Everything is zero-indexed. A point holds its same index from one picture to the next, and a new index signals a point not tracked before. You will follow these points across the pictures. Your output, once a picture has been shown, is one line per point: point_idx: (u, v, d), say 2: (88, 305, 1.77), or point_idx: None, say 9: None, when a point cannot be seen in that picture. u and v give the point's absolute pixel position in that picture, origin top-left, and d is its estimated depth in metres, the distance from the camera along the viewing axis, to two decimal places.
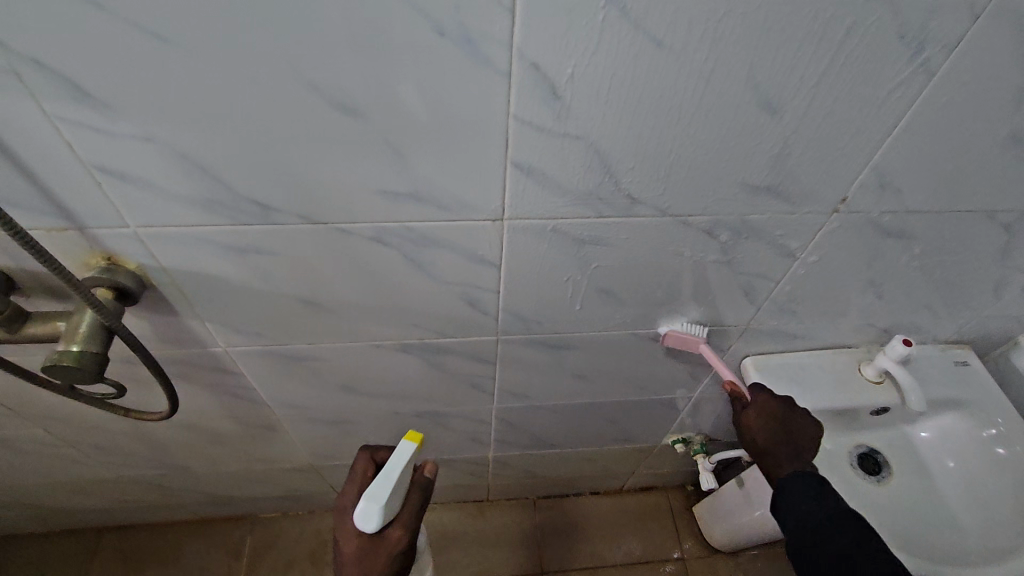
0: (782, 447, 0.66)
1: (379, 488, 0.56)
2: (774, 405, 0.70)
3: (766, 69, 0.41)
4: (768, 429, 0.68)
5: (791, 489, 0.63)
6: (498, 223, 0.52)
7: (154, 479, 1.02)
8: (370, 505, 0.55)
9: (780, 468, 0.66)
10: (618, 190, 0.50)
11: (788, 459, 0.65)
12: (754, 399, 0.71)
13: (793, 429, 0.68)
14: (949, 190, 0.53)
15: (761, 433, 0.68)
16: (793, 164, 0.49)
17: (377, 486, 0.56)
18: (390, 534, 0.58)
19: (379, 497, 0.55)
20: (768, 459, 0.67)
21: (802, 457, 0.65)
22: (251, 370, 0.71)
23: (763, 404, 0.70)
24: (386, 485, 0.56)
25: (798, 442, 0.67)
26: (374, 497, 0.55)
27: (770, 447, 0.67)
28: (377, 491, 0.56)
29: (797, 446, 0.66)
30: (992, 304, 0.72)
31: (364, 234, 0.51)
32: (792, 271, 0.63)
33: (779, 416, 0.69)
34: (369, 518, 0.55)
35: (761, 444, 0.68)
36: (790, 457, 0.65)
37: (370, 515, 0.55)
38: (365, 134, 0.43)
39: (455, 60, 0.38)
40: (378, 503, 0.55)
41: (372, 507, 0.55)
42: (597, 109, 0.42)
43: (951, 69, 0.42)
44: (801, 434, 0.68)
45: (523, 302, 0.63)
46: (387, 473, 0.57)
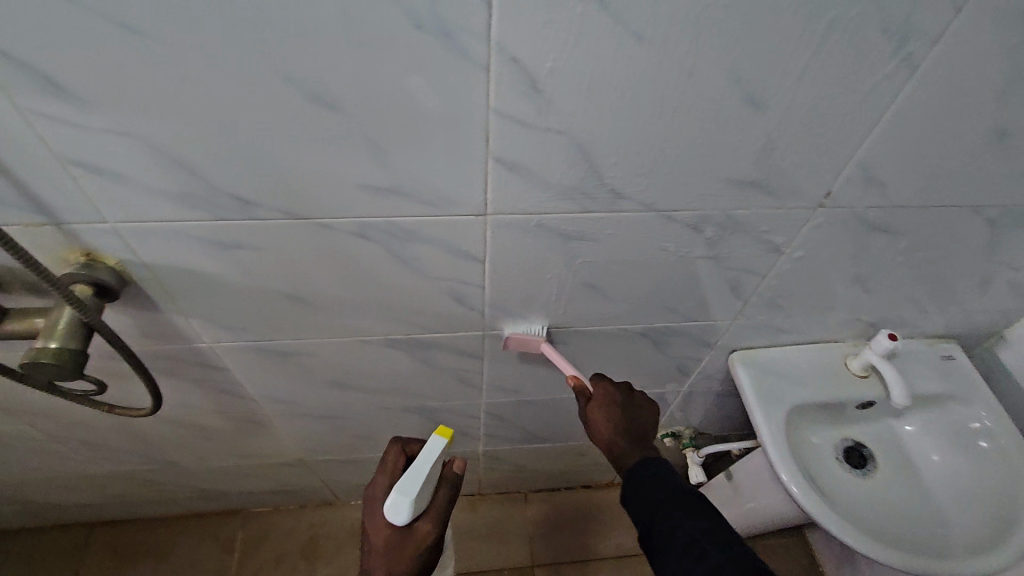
0: (627, 439, 0.63)
1: (409, 482, 0.56)
2: (613, 396, 0.67)
3: (748, 63, 0.40)
4: (610, 422, 0.64)
5: (645, 483, 0.58)
6: (482, 218, 0.51)
7: (144, 474, 1.01)
8: (400, 498, 0.55)
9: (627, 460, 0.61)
10: (602, 185, 0.49)
11: (637, 451, 0.62)
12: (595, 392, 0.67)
13: (635, 420, 0.65)
14: (934, 184, 0.53)
15: (604, 428, 0.64)
16: (777, 158, 0.48)
17: (408, 479, 0.57)
18: (418, 527, 0.58)
19: (409, 491, 0.56)
20: (616, 454, 0.62)
21: (645, 447, 0.62)
22: (237, 366, 0.71)
23: (605, 395, 0.67)
24: (417, 479, 0.57)
25: (642, 434, 0.64)
26: (404, 490, 0.56)
27: (615, 440, 0.63)
28: (407, 484, 0.56)
29: (643, 438, 0.63)
30: (979, 298, 0.72)
31: (346, 229, 0.51)
32: (779, 266, 0.63)
33: (620, 408, 0.65)
34: (400, 510, 0.56)
35: (606, 439, 0.64)
36: (635, 449, 0.62)
37: (401, 508, 0.56)
38: (344, 128, 0.42)
39: (433, 53, 0.38)
40: (408, 495, 0.55)
41: (402, 500, 0.56)
42: (579, 103, 0.42)
43: (935, 63, 0.42)
44: (642, 424, 0.65)
45: (510, 297, 0.62)
46: (417, 467, 0.58)
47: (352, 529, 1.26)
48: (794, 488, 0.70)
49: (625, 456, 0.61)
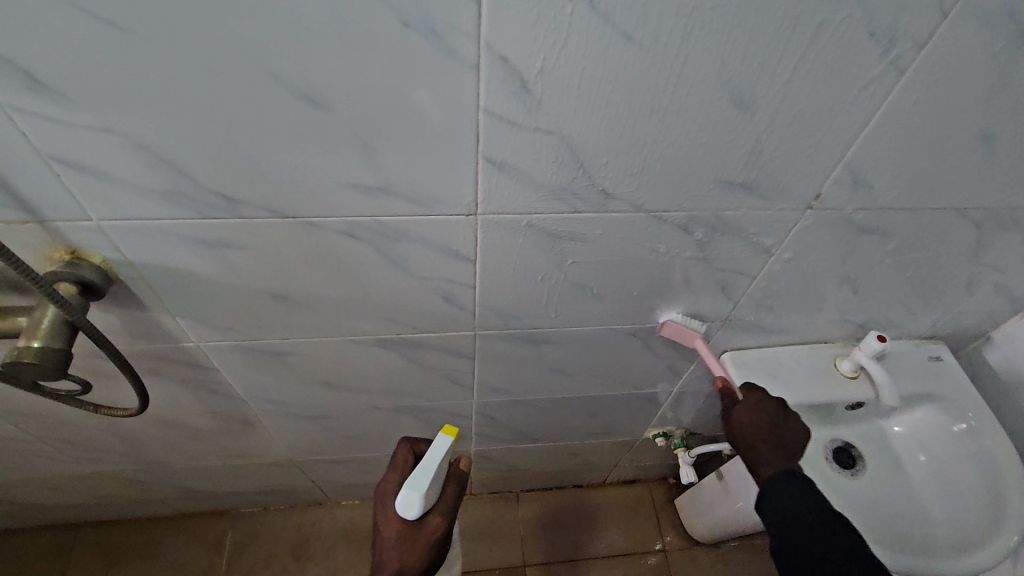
0: (766, 444, 0.65)
1: (419, 477, 0.57)
2: (766, 403, 0.69)
3: (737, 65, 0.40)
4: (760, 426, 0.67)
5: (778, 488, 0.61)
6: (472, 218, 0.51)
7: (132, 474, 1.00)
8: (412, 492, 0.56)
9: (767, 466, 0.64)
10: (592, 185, 0.49)
11: (776, 458, 0.64)
12: (749, 396, 0.71)
13: (783, 428, 0.67)
14: (921, 187, 0.54)
15: (750, 428, 0.67)
16: (767, 160, 0.49)
17: (418, 476, 0.57)
18: (429, 521, 0.58)
19: (420, 486, 0.56)
20: (755, 456, 0.65)
21: (784, 455, 0.65)
22: (226, 365, 0.70)
23: (756, 401, 0.70)
24: (427, 474, 0.57)
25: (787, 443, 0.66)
26: (415, 486, 0.56)
27: (752, 443, 0.66)
28: (419, 480, 0.57)
29: (786, 447, 0.65)
30: (966, 300, 0.73)
31: (335, 228, 0.51)
32: (769, 267, 0.63)
33: (770, 415, 0.68)
34: (411, 505, 0.56)
35: (742, 441, 0.67)
36: (773, 454, 0.65)
37: (412, 502, 0.56)
38: (333, 126, 0.42)
39: (423, 52, 0.37)
40: (419, 490, 0.56)
41: (414, 494, 0.56)
42: (569, 103, 0.42)
43: (922, 66, 0.42)
44: (794, 435, 0.67)
45: (500, 297, 0.62)
46: (427, 463, 0.58)
47: (343, 529, 1.25)
48: None
49: (761, 459, 0.65)
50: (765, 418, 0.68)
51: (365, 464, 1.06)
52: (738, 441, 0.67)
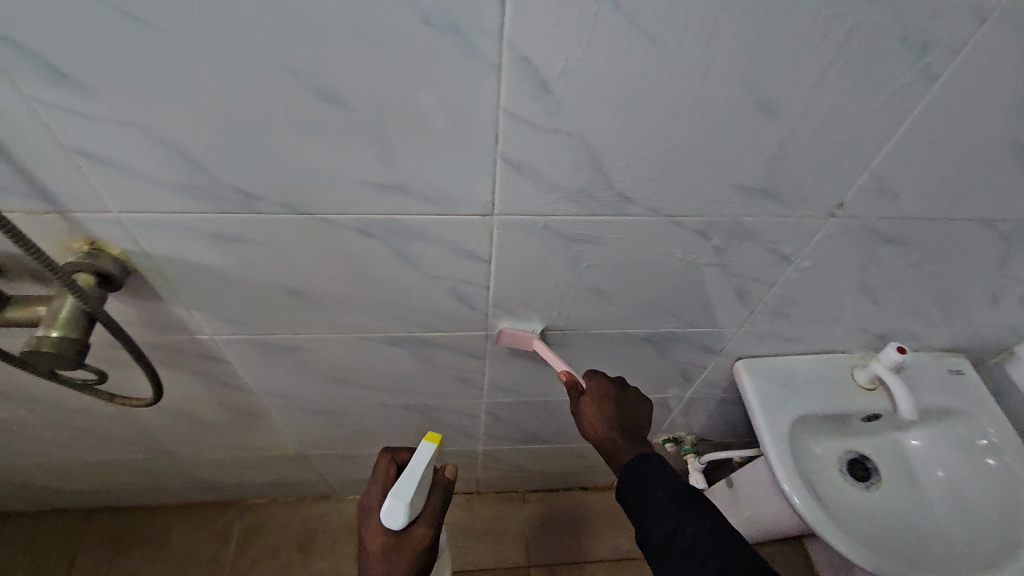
0: (622, 433, 0.62)
1: (404, 487, 0.57)
2: (607, 390, 0.67)
3: (763, 70, 0.40)
4: (603, 418, 0.63)
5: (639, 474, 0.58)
6: (488, 218, 0.51)
7: (143, 463, 1.01)
8: (397, 503, 0.56)
9: (621, 455, 0.61)
10: (610, 189, 0.49)
11: (629, 444, 0.61)
12: (588, 387, 0.67)
13: (626, 413, 0.65)
14: (948, 197, 0.52)
15: (597, 423, 0.63)
16: (789, 167, 0.48)
17: (402, 485, 0.57)
18: (414, 532, 0.59)
19: (405, 496, 0.57)
20: (612, 450, 0.62)
21: (638, 440, 0.62)
22: (239, 359, 0.70)
23: (596, 391, 0.66)
24: (411, 483, 0.58)
25: (637, 426, 0.64)
26: (400, 496, 0.57)
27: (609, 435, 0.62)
28: (403, 489, 0.57)
29: (631, 431, 0.63)
30: (989, 313, 0.71)
31: (350, 225, 0.50)
32: (787, 275, 0.62)
33: (609, 403, 0.65)
34: (397, 515, 0.56)
35: (599, 436, 0.63)
36: (629, 442, 0.61)
37: (397, 512, 0.56)
38: (351, 123, 0.42)
39: (444, 50, 0.37)
40: (404, 500, 0.56)
41: (398, 505, 0.57)
42: (589, 105, 0.41)
43: (954, 73, 0.41)
44: (633, 417, 0.65)
45: (513, 298, 0.62)
46: (410, 473, 0.58)
47: (348, 524, 1.26)
48: (794, 498, 0.69)
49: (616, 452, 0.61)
50: (607, 407, 0.64)
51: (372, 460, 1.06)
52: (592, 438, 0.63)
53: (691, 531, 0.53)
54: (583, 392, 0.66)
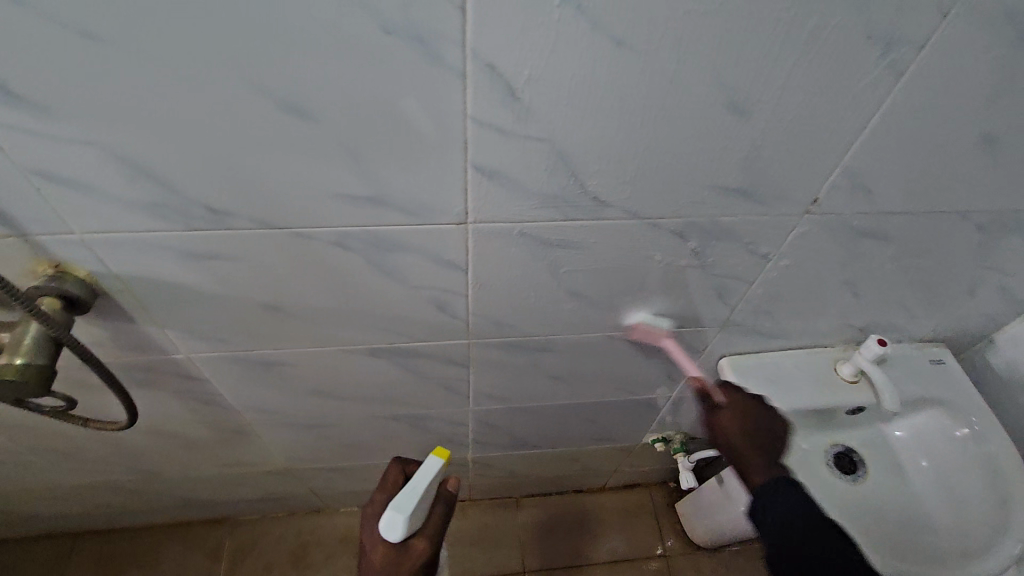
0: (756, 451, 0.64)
1: (405, 499, 0.58)
2: (744, 404, 0.69)
3: (731, 68, 0.39)
4: (741, 432, 0.66)
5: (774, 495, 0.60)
6: (463, 226, 0.50)
7: (128, 484, 0.99)
8: (396, 515, 0.57)
9: (751, 474, 0.64)
10: (585, 193, 0.48)
11: (765, 465, 0.63)
12: (733, 400, 0.70)
13: (769, 434, 0.66)
14: (921, 193, 0.52)
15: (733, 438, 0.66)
16: (763, 165, 0.47)
17: (403, 497, 0.58)
18: (414, 545, 0.59)
19: (405, 508, 0.57)
20: (742, 465, 0.65)
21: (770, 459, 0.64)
22: (218, 376, 0.69)
23: (742, 404, 0.69)
24: (412, 496, 0.58)
25: (768, 443, 0.65)
26: (400, 508, 0.57)
27: (741, 451, 0.65)
28: (403, 501, 0.58)
29: (767, 450, 0.65)
30: (968, 303, 0.72)
31: (323, 239, 0.49)
32: (766, 273, 0.62)
33: (754, 420, 0.67)
34: (394, 528, 0.57)
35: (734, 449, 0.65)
36: (762, 460, 0.64)
37: (396, 525, 0.57)
38: (318, 137, 0.41)
39: (408, 59, 0.36)
40: (404, 513, 0.57)
41: (397, 516, 0.57)
42: (559, 111, 0.41)
43: (920, 69, 0.41)
44: (777, 438, 0.66)
45: (495, 305, 0.61)
46: (413, 485, 0.59)
47: (342, 536, 1.24)
48: None
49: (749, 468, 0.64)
50: (741, 421, 0.67)
51: (364, 472, 1.05)
52: (730, 451, 0.66)
53: (805, 569, 0.56)
54: (730, 404, 0.69)
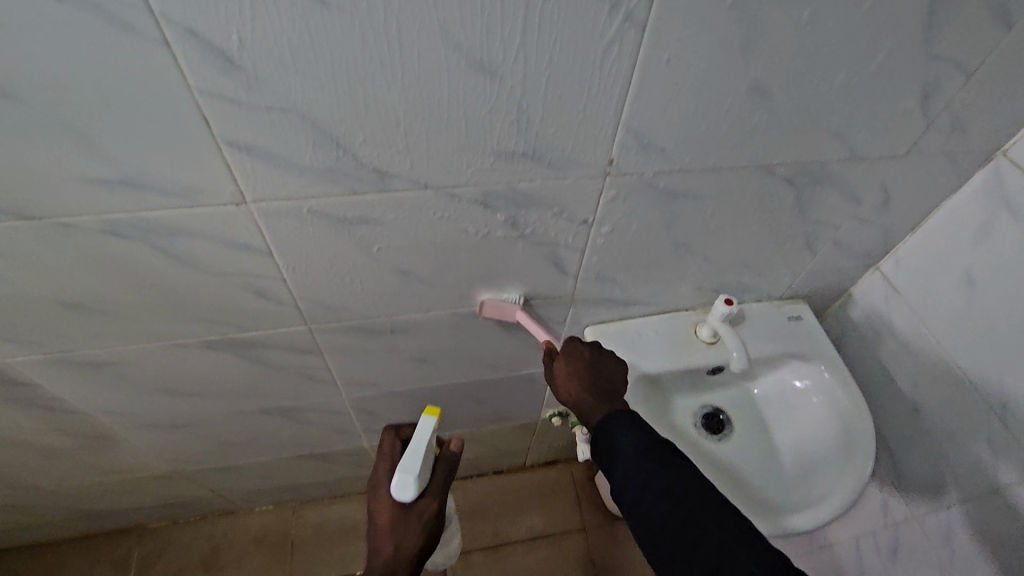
0: (594, 397, 0.61)
1: (411, 461, 0.62)
2: (579, 352, 0.66)
3: (459, 25, 0.38)
4: (576, 379, 0.63)
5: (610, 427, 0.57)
6: (244, 207, 0.48)
7: (8, 500, 0.95)
8: (406, 477, 0.61)
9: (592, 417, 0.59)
10: (361, 165, 0.47)
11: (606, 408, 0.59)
12: (564, 350, 0.67)
13: (597, 372, 0.64)
14: (715, 148, 0.52)
15: (570, 385, 0.63)
16: (539, 128, 0.47)
17: (409, 460, 0.62)
18: (421, 504, 0.63)
19: (412, 469, 0.61)
20: (583, 410, 0.61)
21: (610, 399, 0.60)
22: (49, 381, 0.66)
23: (572, 354, 0.66)
24: (415, 457, 0.62)
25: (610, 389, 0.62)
26: (408, 469, 0.61)
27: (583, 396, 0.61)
28: (409, 464, 0.61)
29: (606, 393, 0.61)
30: (811, 258, 0.73)
31: (93, 227, 0.47)
32: (592, 240, 0.62)
33: (585, 362, 0.65)
34: (406, 488, 0.61)
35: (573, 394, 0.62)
36: (600, 403, 0.60)
37: (407, 485, 0.61)
38: (34, 118, 0.39)
39: (95, 29, 0.34)
40: (413, 473, 0.61)
41: (407, 478, 0.61)
42: (292, 79, 0.39)
43: (660, 22, 0.41)
44: (608, 378, 0.64)
45: (320, 288, 0.60)
46: (415, 447, 0.63)
47: (255, 535, 1.21)
48: None
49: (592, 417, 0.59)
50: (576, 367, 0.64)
51: (261, 468, 1.02)
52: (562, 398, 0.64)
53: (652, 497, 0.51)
54: (560, 355, 0.67)
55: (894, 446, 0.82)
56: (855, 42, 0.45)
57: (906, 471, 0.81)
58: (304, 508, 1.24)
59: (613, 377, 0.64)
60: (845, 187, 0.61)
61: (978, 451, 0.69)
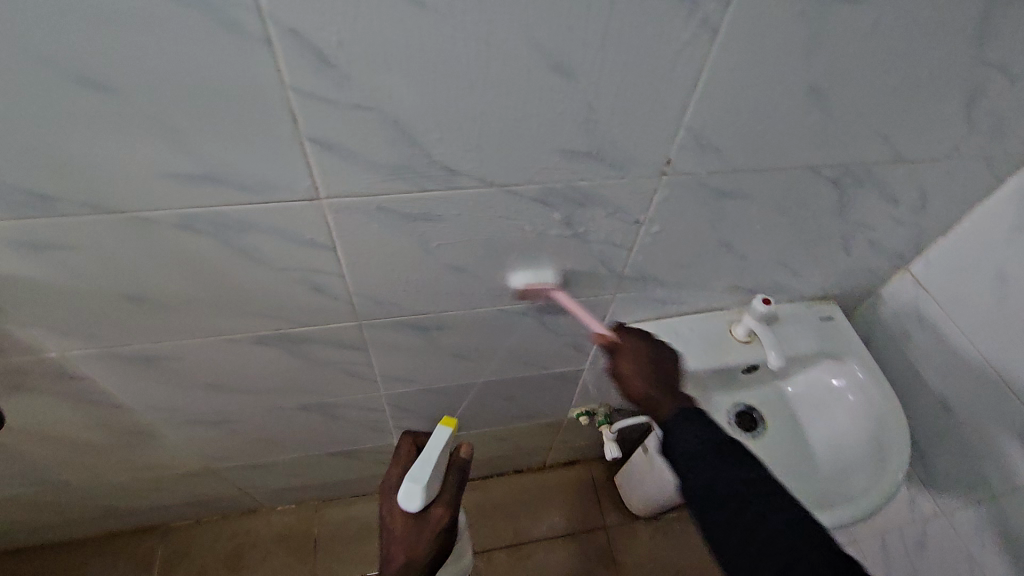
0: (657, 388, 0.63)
1: (420, 470, 0.62)
2: (642, 346, 0.69)
3: (545, 26, 0.40)
4: (643, 374, 0.65)
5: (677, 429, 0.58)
6: (316, 203, 0.49)
7: (37, 497, 0.95)
8: (413, 486, 0.62)
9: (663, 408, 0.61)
10: (433, 162, 0.48)
11: (670, 399, 0.62)
12: (626, 344, 0.69)
13: (662, 370, 0.66)
14: (767, 149, 0.54)
15: (637, 380, 0.65)
16: (606, 128, 0.48)
17: (418, 469, 0.62)
18: (432, 512, 0.64)
19: (421, 478, 0.62)
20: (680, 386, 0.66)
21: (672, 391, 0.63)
22: (99, 375, 0.67)
23: (637, 350, 0.69)
24: (425, 467, 0.63)
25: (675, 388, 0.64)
26: (416, 479, 0.62)
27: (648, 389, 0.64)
28: (418, 473, 0.62)
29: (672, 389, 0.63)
30: (846, 258, 0.75)
31: (170, 222, 0.48)
32: (640, 239, 0.63)
33: (651, 356, 0.68)
34: (413, 497, 0.62)
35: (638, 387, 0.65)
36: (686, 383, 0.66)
37: (414, 494, 0.62)
38: (132, 114, 0.40)
39: (203, 28, 0.36)
40: (421, 483, 0.61)
41: (415, 487, 0.62)
42: (381, 78, 0.41)
43: (732, 27, 0.42)
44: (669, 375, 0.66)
45: (374, 283, 0.61)
46: (426, 457, 0.63)
47: (278, 533, 1.21)
48: None
49: (652, 406, 0.62)
50: (643, 362, 0.67)
51: (289, 466, 1.03)
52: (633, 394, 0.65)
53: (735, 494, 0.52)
54: (624, 350, 0.69)
55: (922, 442, 0.84)
56: (912, 48, 0.47)
57: (933, 467, 0.83)
58: (326, 507, 1.25)
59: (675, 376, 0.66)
60: (885, 189, 0.63)
61: (1009, 449, 0.71)
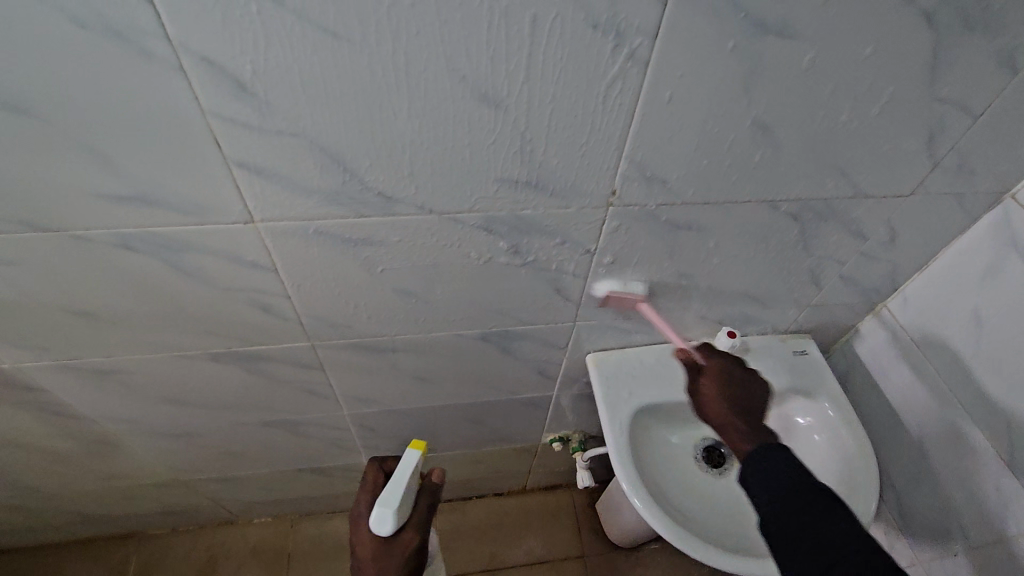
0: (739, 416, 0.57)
1: (389, 493, 0.61)
2: (726, 367, 0.64)
3: (465, 58, 0.39)
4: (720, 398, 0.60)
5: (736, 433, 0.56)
6: (251, 225, 0.49)
7: (11, 501, 0.96)
8: (384, 509, 0.60)
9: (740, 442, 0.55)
10: (368, 188, 0.48)
11: (750, 429, 0.56)
12: (709, 364, 0.65)
13: (743, 393, 0.61)
14: (717, 182, 0.53)
15: (715, 404, 0.60)
16: (543, 158, 0.48)
17: (387, 492, 0.61)
18: (403, 536, 0.61)
19: (390, 501, 0.60)
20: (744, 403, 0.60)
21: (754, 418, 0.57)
22: (57, 386, 0.68)
23: (719, 368, 0.64)
24: (395, 490, 0.61)
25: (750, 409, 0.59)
26: (386, 501, 0.60)
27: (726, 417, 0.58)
28: (388, 497, 0.61)
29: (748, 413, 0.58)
30: (817, 293, 0.73)
31: (106, 240, 0.49)
32: (595, 269, 0.62)
33: (735, 380, 0.62)
34: (384, 520, 0.59)
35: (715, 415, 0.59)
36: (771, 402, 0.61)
37: (386, 517, 0.59)
38: (54, 137, 0.40)
39: (116, 55, 0.36)
40: (391, 506, 0.60)
41: (385, 509, 0.60)
42: (303, 106, 0.41)
43: (661, 62, 0.41)
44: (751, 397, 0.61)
45: (322, 304, 0.61)
46: (396, 480, 0.63)
47: (252, 547, 1.21)
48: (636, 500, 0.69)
49: (729, 432, 0.57)
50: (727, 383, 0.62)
51: (260, 480, 1.03)
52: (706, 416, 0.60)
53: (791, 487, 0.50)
54: (706, 370, 0.64)
55: (900, 485, 0.80)
56: (857, 84, 0.46)
57: (911, 512, 0.79)
58: (302, 522, 1.24)
59: (749, 397, 0.60)
60: (851, 224, 0.61)
61: (986, 498, 0.67)
